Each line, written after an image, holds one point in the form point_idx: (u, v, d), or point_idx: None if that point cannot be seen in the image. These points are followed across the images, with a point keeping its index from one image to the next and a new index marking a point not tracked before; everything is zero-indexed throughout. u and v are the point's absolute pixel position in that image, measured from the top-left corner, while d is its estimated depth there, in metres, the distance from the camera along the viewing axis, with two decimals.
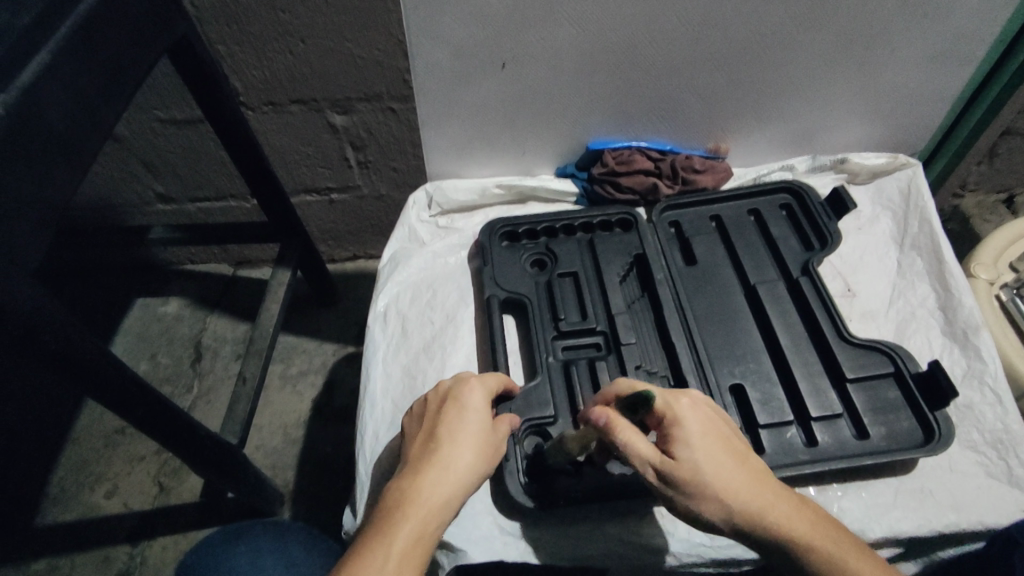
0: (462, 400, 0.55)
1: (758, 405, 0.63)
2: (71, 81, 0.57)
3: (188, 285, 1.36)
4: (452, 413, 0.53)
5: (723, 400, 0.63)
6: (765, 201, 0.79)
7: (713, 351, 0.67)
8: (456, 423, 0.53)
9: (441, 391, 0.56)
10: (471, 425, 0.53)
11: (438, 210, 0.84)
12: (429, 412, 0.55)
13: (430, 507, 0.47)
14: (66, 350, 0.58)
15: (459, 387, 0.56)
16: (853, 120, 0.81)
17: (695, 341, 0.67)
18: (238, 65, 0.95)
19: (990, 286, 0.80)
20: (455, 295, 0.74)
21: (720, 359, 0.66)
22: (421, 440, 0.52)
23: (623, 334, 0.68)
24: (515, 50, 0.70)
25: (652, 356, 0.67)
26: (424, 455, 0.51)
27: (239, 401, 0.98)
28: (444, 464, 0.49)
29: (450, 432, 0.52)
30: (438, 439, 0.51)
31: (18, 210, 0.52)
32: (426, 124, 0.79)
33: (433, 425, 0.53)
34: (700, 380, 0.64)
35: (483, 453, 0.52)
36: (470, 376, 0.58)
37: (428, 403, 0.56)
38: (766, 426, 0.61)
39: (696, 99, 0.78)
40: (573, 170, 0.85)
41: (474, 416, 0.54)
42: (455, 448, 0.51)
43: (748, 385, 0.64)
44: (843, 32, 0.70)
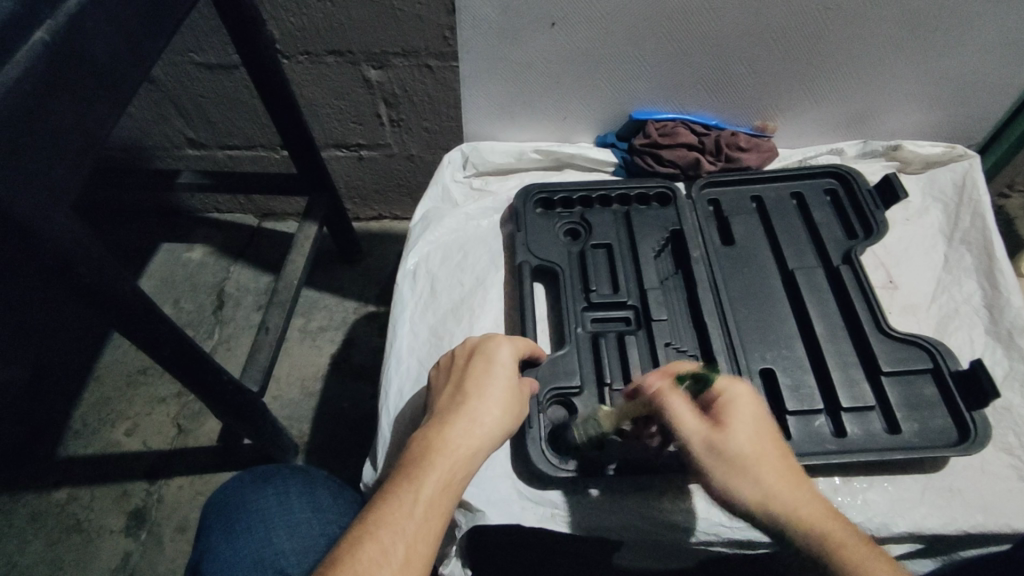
0: (490, 355, 0.54)
1: (788, 391, 0.61)
2: (113, 11, 0.57)
3: (214, 233, 1.36)
4: (480, 367, 0.53)
5: (753, 384, 0.62)
6: (810, 183, 0.76)
7: (747, 333, 0.65)
8: (484, 378, 0.52)
9: (468, 346, 0.56)
10: (499, 380, 0.52)
11: (473, 171, 0.82)
12: (457, 366, 0.54)
13: (457, 459, 0.47)
14: (100, 284, 0.58)
15: (488, 342, 0.56)
16: (910, 106, 0.78)
17: (728, 323, 0.66)
18: (276, 10, 0.93)
19: None
20: (486, 258, 0.73)
21: (752, 343, 0.65)
22: (449, 393, 0.52)
23: (655, 310, 0.67)
24: (565, 9, 0.68)
25: (682, 334, 0.66)
26: (451, 408, 0.50)
27: (260, 350, 0.99)
28: (471, 416, 0.49)
29: (478, 386, 0.52)
30: (466, 393, 0.51)
31: (60, 139, 0.52)
32: (467, 82, 0.77)
33: (461, 379, 0.53)
34: (730, 361, 0.63)
35: (510, 410, 0.51)
36: (498, 334, 0.57)
37: (456, 358, 0.55)
38: (795, 413, 0.60)
39: (749, 74, 0.75)
40: (613, 139, 0.83)
41: (502, 372, 0.53)
42: (482, 402, 0.50)
43: (780, 370, 0.63)
44: (911, 11, 0.66)
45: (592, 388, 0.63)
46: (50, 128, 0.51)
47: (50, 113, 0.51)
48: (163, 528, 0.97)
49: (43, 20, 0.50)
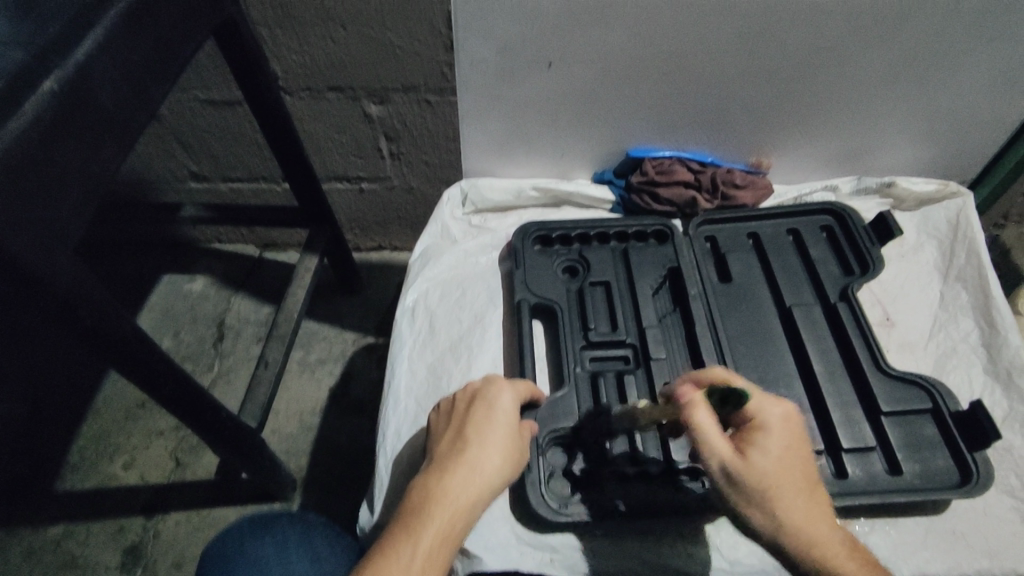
0: (491, 400, 0.54)
1: None
2: (122, 58, 0.58)
3: (216, 264, 1.37)
4: (480, 413, 0.53)
5: None
6: (806, 220, 0.77)
7: (745, 372, 0.66)
8: (484, 424, 0.52)
9: (470, 390, 0.56)
10: (500, 427, 0.52)
11: (472, 208, 0.83)
12: (457, 411, 0.54)
13: (457, 508, 0.46)
14: (100, 324, 0.59)
15: (488, 386, 0.56)
16: (903, 143, 0.79)
17: (726, 362, 0.66)
18: (279, 48, 0.95)
19: None
20: (485, 296, 0.74)
21: (750, 382, 0.65)
22: (449, 438, 0.52)
23: (653, 349, 0.67)
24: (562, 51, 0.69)
25: (680, 373, 0.66)
26: (451, 454, 0.50)
27: (259, 384, 0.99)
28: (472, 464, 0.49)
29: (479, 432, 0.51)
30: (466, 439, 0.51)
31: (67, 184, 0.53)
32: (465, 120, 0.78)
33: (462, 424, 0.53)
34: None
35: (511, 458, 0.51)
36: (499, 378, 0.58)
37: (456, 402, 0.56)
38: None
39: (744, 113, 0.76)
40: (610, 176, 0.84)
41: (502, 417, 0.54)
42: (483, 450, 0.50)
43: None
44: (899, 54, 0.68)
45: (591, 429, 0.63)
46: (55, 174, 0.51)
47: (57, 159, 0.51)
48: (158, 565, 0.96)
49: (52, 70, 0.51)
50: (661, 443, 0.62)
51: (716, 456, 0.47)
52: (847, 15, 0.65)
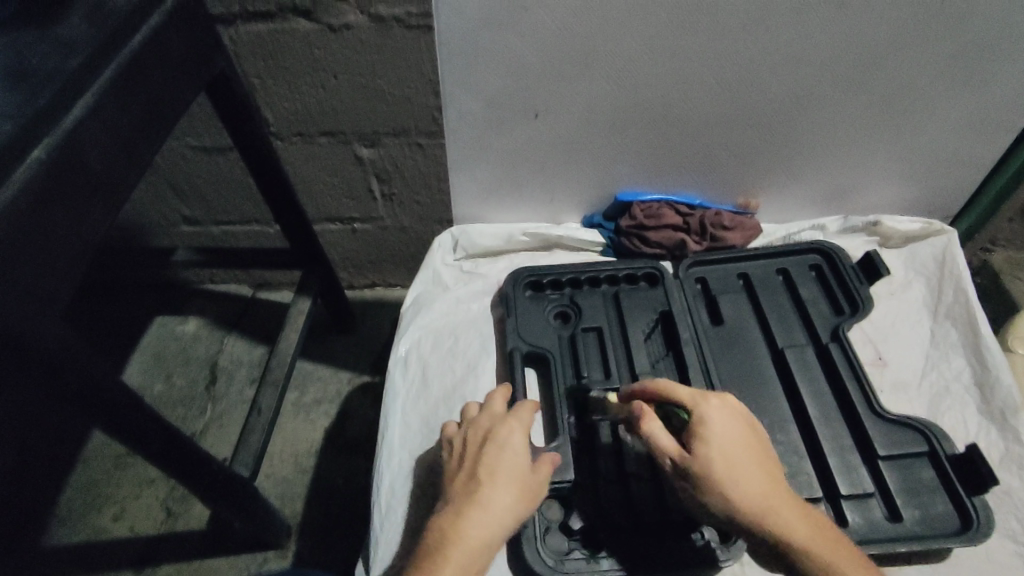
0: (502, 440, 0.54)
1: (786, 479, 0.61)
2: (113, 122, 0.58)
3: (208, 305, 1.37)
4: (491, 454, 0.53)
5: None
6: (795, 261, 0.77)
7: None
8: (496, 466, 0.52)
9: (481, 428, 0.56)
10: (511, 465, 0.52)
11: (463, 254, 0.83)
12: (468, 452, 0.54)
13: (470, 551, 0.46)
14: (91, 388, 0.58)
15: (498, 426, 0.55)
16: (887, 181, 0.80)
17: None
18: (270, 96, 0.97)
19: None
20: (477, 344, 0.74)
21: None
22: (462, 481, 0.52)
23: None
24: (549, 102, 0.71)
25: None
26: (464, 497, 0.50)
27: (253, 432, 0.98)
28: (483, 507, 0.49)
29: (491, 474, 0.51)
30: (478, 480, 0.50)
31: (56, 250, 0.53)
32: (455, 168, 0.79)
33: (473, 465, 0.52)
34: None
35: (523, 497, 0.51)
36: (509, 412, 0.57)
37: (469, 441, 0.55)
38: None
39: (729, 156, 0.77)
40: (599, 220, 0.84)
41: (514, 458, 0.53)
42: (494, 492, 0.50)
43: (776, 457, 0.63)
44: (878, 98, 0.70)
45: (586, 480, 0.63)
46: (44, 241, 0.51)
47: (46, 226, 0.51)
48: None
49: (40, 138, 0.51)
50: (655, 492, 0.61)
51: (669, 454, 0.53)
52: (824, 63, 0.66)
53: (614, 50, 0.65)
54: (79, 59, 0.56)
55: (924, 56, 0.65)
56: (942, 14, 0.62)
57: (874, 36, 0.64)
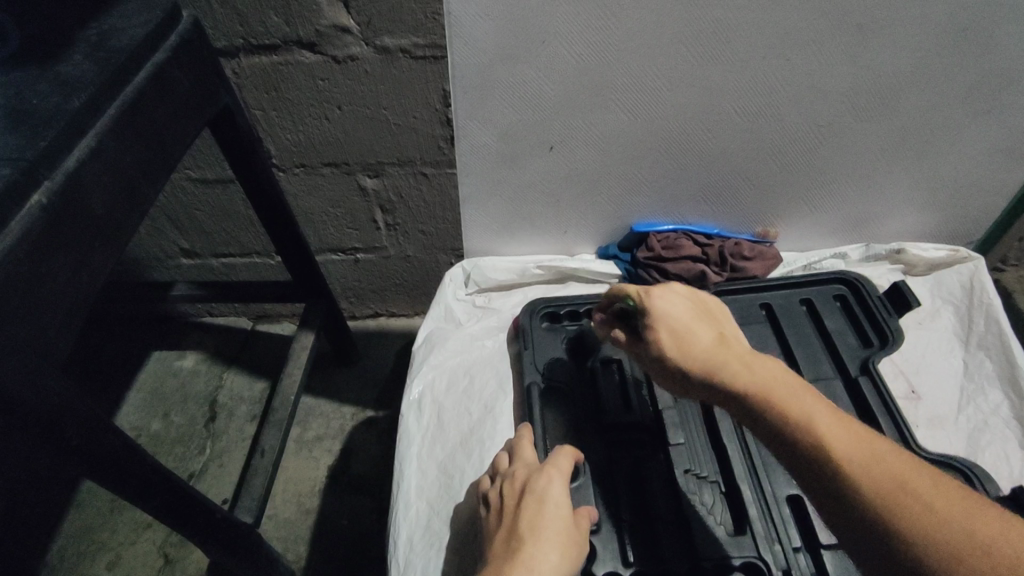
0: (541, 492, 0.51)
1: (819, 521, 0.59)
2: (116, 164, 0.56)
3: (207, 339, 1.33)
4: (532, 509, 0.49)
5: (782, 514, 0.60)
6: (820, 289, 0.75)
7: (769, 456, 0.63)
8: (537, 520, 0.49)
9: (518, 483, 0.53)
10: (554, 521, 0.49)
11: (476, 288, 0.81)
12: (507, 508, 0.51)
13: None
14: (89, 444, 0.54)
15: (536, 478, 0.53)
16: (908, 209, 0.78)
17: (748, 445, 0.64)
18: (273, 129, 0.95)
19: None
20: (493, 382, 0.71)
21: (777, 468, 0.63)
22: (502, 537, 0.48)
23: (671, 433, 0.64)
24: (564, 134, 0.69)
25: (701, 458, 0.63)
26: (506, 554, 0.46)
27: (256, 475, 0.93)
28: (529, 563, 0.45)
29: (532, 528, 0.48)
30: (521, 536, 0.47)
31: (53, 299, 0.49)
32: (467, 202, 0.77)
33: (513, 520, 0.49)
34: (755, 491, 0.61)
35: (567, 553, 0.47)
36: (544, 465, 0.54)
37: (505, 497, 0.52)
38: (829, 546, 0.57)
39: (747, 185, 0.76)
40: (615, 251, 0.82)
41: (556, 512, 0.50)
42: (539, 548, 0.46)
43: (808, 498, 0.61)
44: (901, 125, 0.68)
45: (611, 522, 0.59)
46: (41, 291, 0.48)
47: (45, 276, 0.49)
48: None
49: (41, 183, 0.49)
50: (683, 540, 0.58)
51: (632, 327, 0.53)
52: (846, 92, 0.65)
53: (630, 82, 0.64)
54: (80, 99, 0.53)
55: (947, 84, 0.64)
56: (966, 43, 0.60)
57: (896, 64, 0.62)
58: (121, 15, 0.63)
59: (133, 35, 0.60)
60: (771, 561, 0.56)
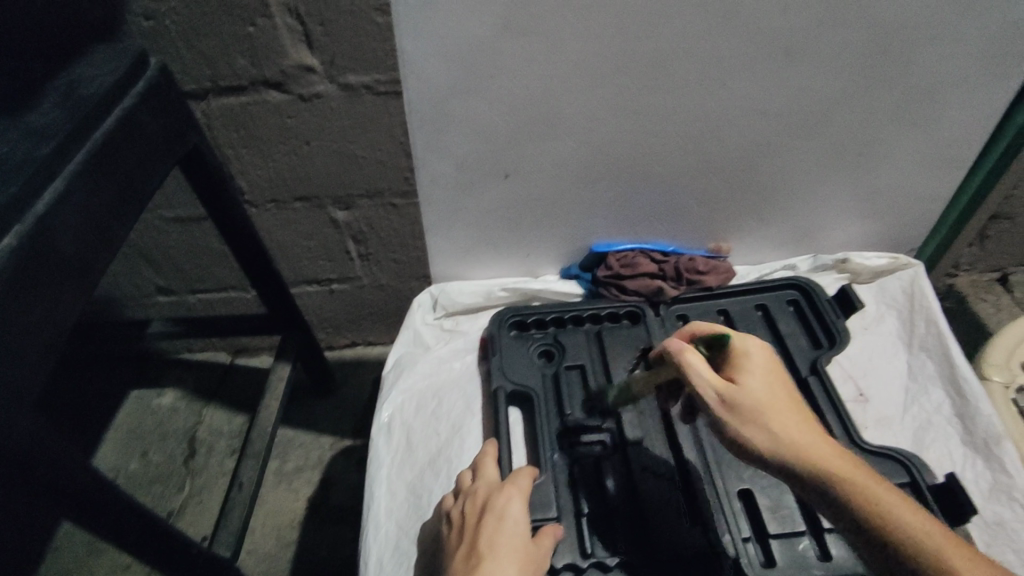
0: (501, 510, 0.53)
1: (768, 514, 0.61)
2: (85, 206, 0.58)
3: (185, 376, 1.34)
4: (491, 526, 0.51)
5: (732, 508, 0.62)
6: (774, 296, 0.79)
7: (721, 453, 0.65)
8: (496, 536, 0.51)
9: (478, 500, 0.55)
10: (512, 538, 0.51)
11: (443, 311, 0.82)
12: (468, 524, 0.53)
13: None
14: (60, 479, 0.54)
15: (495, 495, 0.55)
16: (851, 221, 0.82)
17: (702, 444, 0.66)
18: (243, 164, 0.98)
19: (1005, 389, 0.71)
20: (461, 402, 0.72)
21: (728, 464, 0.65)
22: (462, 553, 0.50)
23: (630, 433, 0.66)
24: (518, 163, 0.73)
25: (658, 455, 0.65)
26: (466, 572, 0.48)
27: (234, 509, 0.93)
28: None
29: (491, 545, 0.50)
30: (480, 553, 0.49)
31: (22, 337, 0.51)
32: (430, 230, 0.80)
33: (473, 537, 0.51)
34: (708, 486, 0.62)
35: (525, 568, 0.50)
36: (504, 482, 0.57)
37: (467, 514, 0.54)
38: (777, 536, 0.60)
39: (697, 205, 0.79)
40: (577, 271, 0.84)
41: (514, 527, 0.52)
42: (497, 564, 0.48)
43: (758, 490, 0.63)
44: (835, 143, 0.73)
45: (570, 517, 0.61)
46: (12, 330, 0.50)
47: (16, 314, 0.50)
48: None
49: (10, 228, 0.51)
50: (639, 533, 0.60)
51: (707, 387, 0.51)
52: (780, 114, 0.70)
53: (577, 111, 0.68)
54: (50, 145, 0.56)
55: (870, 104, 0.69)
56: (883, 64, 0.65)
57: (821, 89, 0.67)
58: (91, 64, 0.66)
59: (102, 84, 0.63)
60: (720, 550, 0.58)
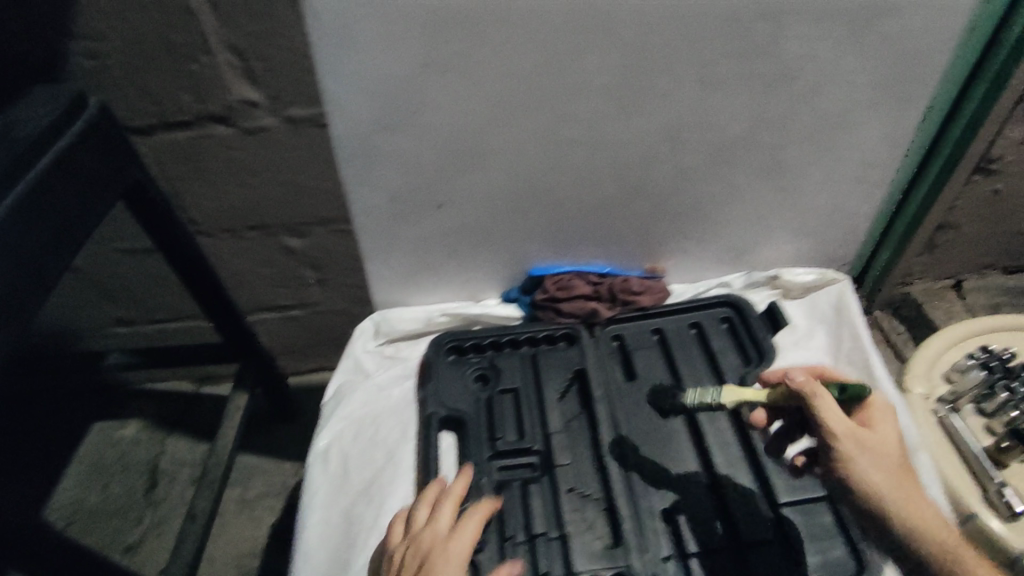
0: (436, 569, 0.52)
1: (690, 531, 0.63)
2: (16, 249, 0.59)
3: (148, 405, 1.32)
4: None
5: (656, 527, 0.64)
6: (708, 315, 0.81)
7: (648, 474, 0.67)
8: None
9: (420, 553, 0.55)
10: None
11: (384, 338, 0.83)
12: None
13: None
14: None
15: (436, 551, 0.54)
16: (783, 239, 0.84)
17: (628, 464, 0.67)
18: (193, 196, 0.99)
19: (925, 401, 0.76)
20: (397, 429, 0.73)
21: (653, 484, 0.66)
22: None
23: (558, 456, 0.68)
24: (449, 194, 0.74)
25: (586, 478, 0.67)
26: None
27: (184, 541, 0.91)
28: None
29: None
30: None
31: None
32: (369, 258, 0.81)
33: None
34: (631, 506, 0.65)
35: None
36: (451, 534, 0.56)
37: (406, 567, 0.54)
38: (699, 552, 0.62)
39: (630, 228, 0.81)
40: (516, 294, 0.86)
41: None
42: None
43: (682, 509, 0.65)
44: (758, 165, 0.75)
45: (496, 541, 0.63)
46: None
47: None
48: None
49: None
50: (562, 552, 0.62)
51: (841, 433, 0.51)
52: (701, 140, 0.72)
53: (502, 143, 0.70)
54: None
55: (788, 127, 0.71)
56: (795, 90, 0.68)
57: (738, 115, 0.70)
58: (28, 107, 0.67)
59: (35, 128, 0.64)
60: (641, 568, 0.61)
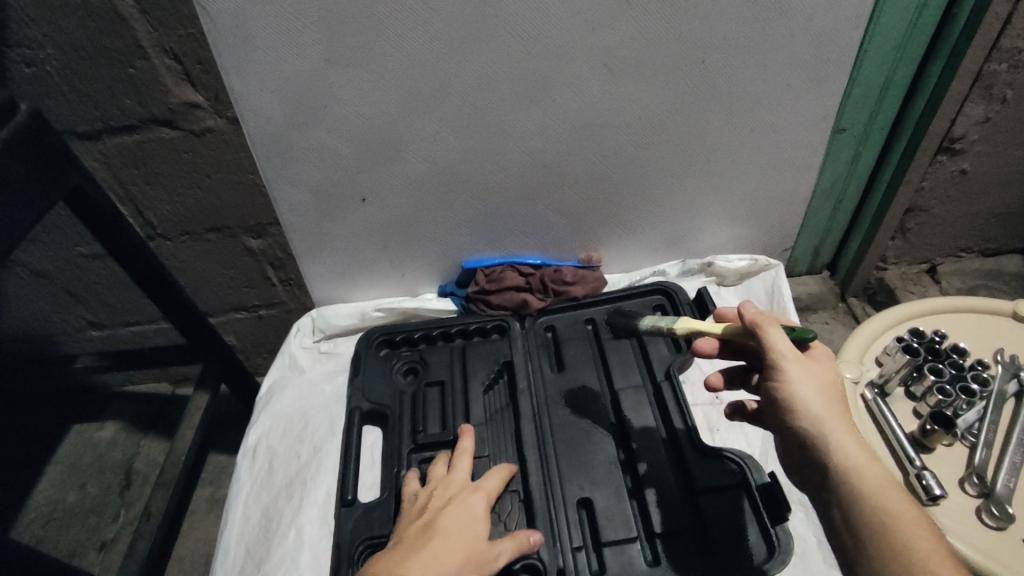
0: (465, 502, 0.58)
1: (603, 520, 0.63)
2: None
3: (124, 407, 1.26)
4: (454, 511, 0.56)
5: (570, 517, 0.64)
6: (639, 303, 0.81)
7: (565, 463, 0.67)
8: (455, 520, 0.55)
9: (448, 491, 0.60)
10: (470, 528, 0.55)
11: (321, 334, 0.84)
12: (430, 506, 0.58)
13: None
14: None
15: (464, 494, 0.59)
16: (715, 224, 0.84)
17: (546, 453, 0.68)
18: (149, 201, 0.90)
19: (855, 385, 0.76)
20: (326, 423, 0.74)
21: (570, 474, 0.67)
22: (418, 524, 0.56)
23: (477, 448, 0.69)
24: (372, 187, 0.75)
25: (506, 469, 0.67)
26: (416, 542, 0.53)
27: (139, 539, 0.87)
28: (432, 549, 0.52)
29: (444, 525, 0.55)
30: (434, 528, 0.54)
31: None
32: (302, 256, 0.81)
33: (432, 516, 0.56)
34: (545, 497, 0.64)
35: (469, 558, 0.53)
36: (483, 483, 0.61)
37: (433, 500, 0.59)
38: (609, 543, 0.61)
39: (561, 219, 0.81)
40: (452, 288, 0.86)
41: (473, 518, 0.56)
42: (445, 543, 0.53)
43: (597, 498, 0.65)
44: (683, 149, 0.74)
45: None
46: None
47: None
48: None
49: None
50: None
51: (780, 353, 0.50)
52: (620, 125, 0.71)
53: (417, 135, 0.70)
54: None
55: (707, 111, 0.70)
56: (706, 74, 0.67)
57: (653, 100, 0.69)
58: None
59: None
60: (549, 560, 0.60)
